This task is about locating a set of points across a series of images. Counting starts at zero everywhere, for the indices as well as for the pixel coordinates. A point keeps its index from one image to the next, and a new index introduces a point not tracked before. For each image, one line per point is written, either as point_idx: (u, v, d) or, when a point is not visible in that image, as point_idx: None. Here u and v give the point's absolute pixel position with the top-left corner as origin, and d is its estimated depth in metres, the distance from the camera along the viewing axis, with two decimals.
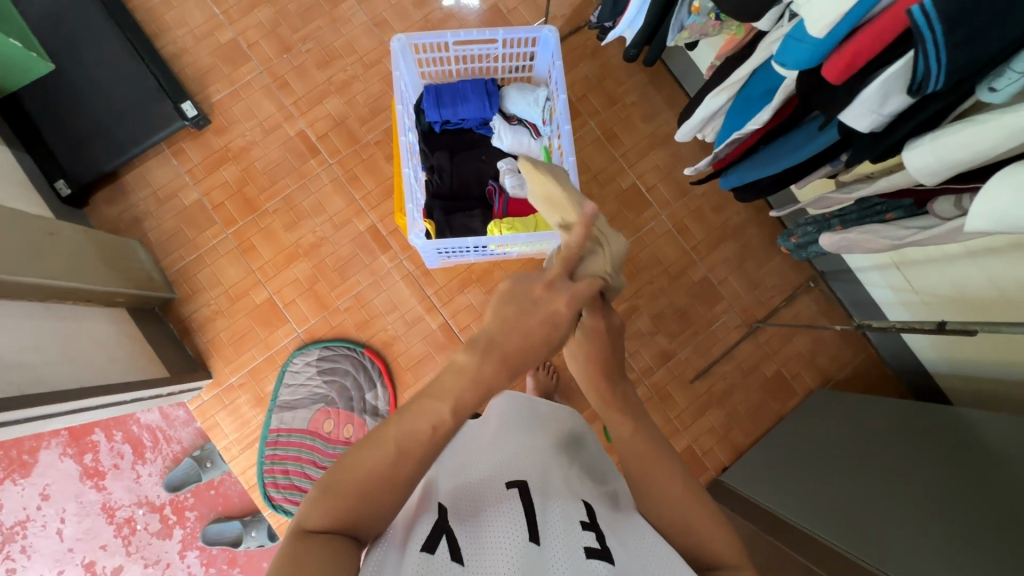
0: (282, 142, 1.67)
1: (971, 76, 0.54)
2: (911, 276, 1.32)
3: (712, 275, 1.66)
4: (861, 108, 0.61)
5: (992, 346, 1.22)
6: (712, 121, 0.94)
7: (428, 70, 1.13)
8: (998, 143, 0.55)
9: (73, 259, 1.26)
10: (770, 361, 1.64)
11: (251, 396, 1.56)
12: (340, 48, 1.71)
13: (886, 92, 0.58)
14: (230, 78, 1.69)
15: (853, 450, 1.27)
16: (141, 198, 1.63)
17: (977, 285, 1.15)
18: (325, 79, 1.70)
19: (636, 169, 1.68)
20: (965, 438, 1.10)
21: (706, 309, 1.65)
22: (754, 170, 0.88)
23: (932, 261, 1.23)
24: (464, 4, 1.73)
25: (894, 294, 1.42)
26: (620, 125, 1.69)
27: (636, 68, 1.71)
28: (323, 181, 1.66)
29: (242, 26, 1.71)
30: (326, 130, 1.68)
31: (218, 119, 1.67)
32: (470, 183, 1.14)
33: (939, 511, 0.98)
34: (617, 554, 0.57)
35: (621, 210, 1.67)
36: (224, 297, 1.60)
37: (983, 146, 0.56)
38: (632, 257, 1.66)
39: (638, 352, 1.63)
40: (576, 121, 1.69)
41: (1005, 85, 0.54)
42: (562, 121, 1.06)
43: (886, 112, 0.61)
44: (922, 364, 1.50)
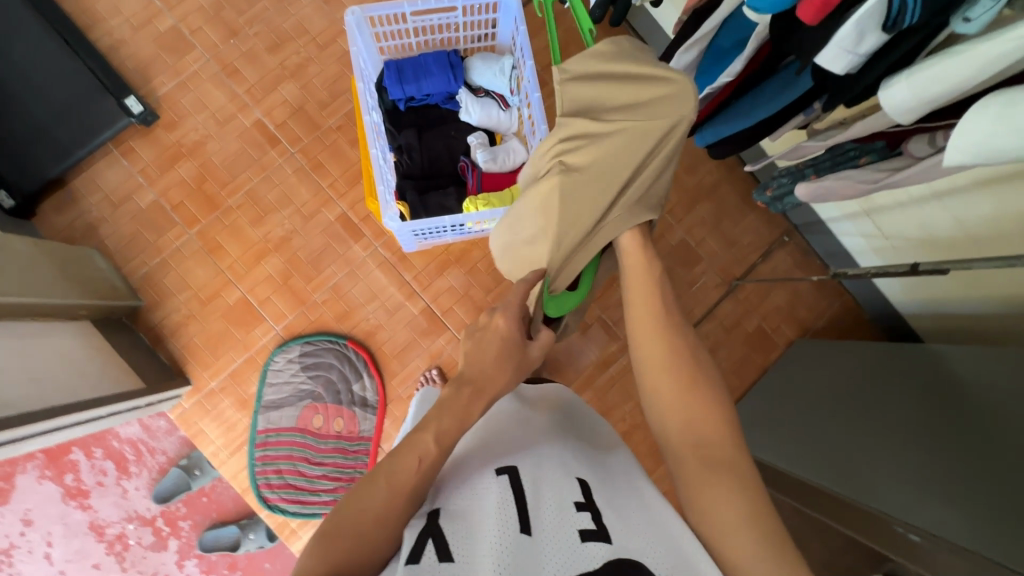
0: (238, 134, 1.60)
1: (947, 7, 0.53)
2: (881, 222, 1.35)
3: (689, 237, 1.67)
4: (836, 49, 0.60)
5: (959, 284, 1.26)
6: None
7: (386, 44, 1.09)
8: (974, 74, 0.55)
9: (25, 273, 1.19)
10: (750, 317, 1.67)
11: (234, 398, 1.52)
12: (290, 30, 1.63)
13: (862, 30, 0.57)
14: (175, 69, 1.60)
15: (834, 396, 1.31)
16: (93, 204, 1.54)
17: (945, 225, 1.18)
18: (278, 64, 1.62)
19: None
20: (942, 373, 1.12)
21: (685, 271, 1.67)
22: (728, 124, 0.87)
23: (901, 206, 1.25)
24: None
25: (865, 241, 1.46)
26: None
27: (599, 32, 1.67)
28: (287, 171, 1.60)
29: (182, 12, 1.61)
30: (284, 118, 1.61)
31: (167, 113, 1.58)
32: (442, 160, 1.10)
33: (927, 452, 1.01)
34: (613, 535, 0.56)
35: None
36: (194, 300, 1.54)
37: (960, 79, 0.56)
38: None
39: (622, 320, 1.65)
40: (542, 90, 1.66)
41: (980, 14, 0.53)
42: (530, 89, 1.02)
43: (861, 53, 0.60)
44: (894, 307, 1.55)
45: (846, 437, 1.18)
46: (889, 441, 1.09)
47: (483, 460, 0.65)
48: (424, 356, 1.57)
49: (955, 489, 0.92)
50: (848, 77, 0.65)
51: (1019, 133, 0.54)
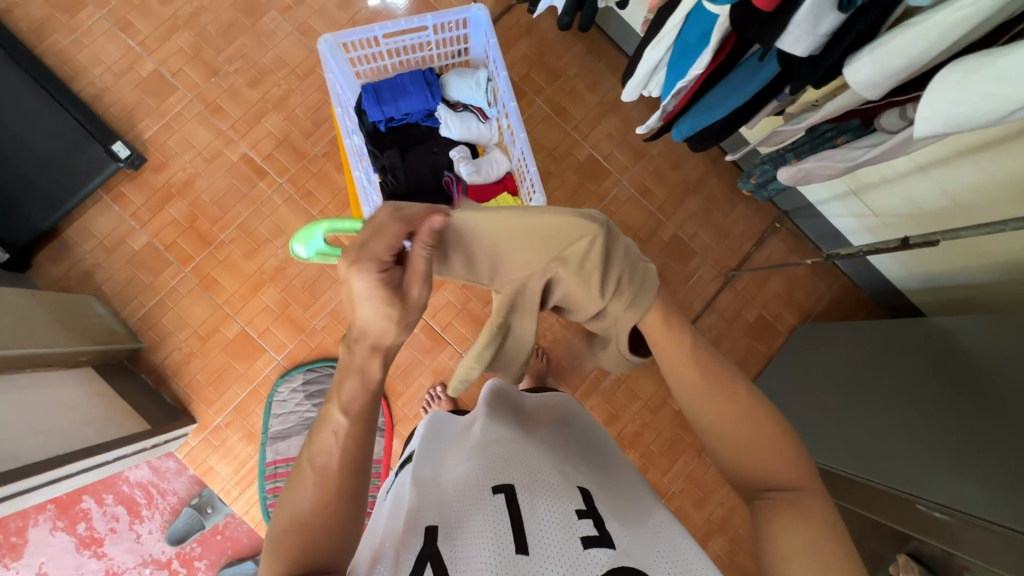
0: (226, 170, 1.61)
1: None
2: (870, 200, 1.35)
3: (681, 232, 1.68)
4: (797, 31, 0.62)
5: (955, 255, 1.26)
6: (655, 75, 0.94)
7: (361, 69, 1.10)
8: (933, 46, 0.56)
9: (24, 325, 1.19)
10: (750, 306, 1.67)
11: (241, 433, 1.52)
12: (269, 64, 1.65)
13: (818, 12, 0.59)
14: (159, 111, 1.62)
15: (839, 379, 1.31)
16: (88, 251, 1.55)
17: (932, 198, 1.18)
18: (259, 97, 1.64)
19: (590, 139, 1.68)
20: (946, 347, 1.11)
21: (681, 266, 1.67)
22: (703, 116, 0.88)
23: (887, 182, 1.25)
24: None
25: (857, 221, 1.45)
26: (568, 98, 1.68)
27: (574, 38, 1.70)
28: (276, 202, 1.61)
29: (162, 55, 1.64)
30: (270, 150, 1.63)
31: (154, 155, 1.60)
32: (426, 177, 1.10)
33: (938, 427, 1.00)
34: (615, 541, 0.57)
35: (583, 183, 1.67)
36: (194, 337, 1.54)
37: (922, 53, 0.58)
38: None
39: None
40: (522, 100, 1.68)
41: None
42: (507, 99, 1.04)
43: (821, 33, 0.61)
44: (893, 284, 1.55)
45: (855, 421, 1.18)
46: (896, 421, 1.08)
47: (478, 473, 0.65)
48: (428, 373, 1.57)
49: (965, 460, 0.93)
50: (811, 57, 0.66)
51: (979, 99, 0.55)
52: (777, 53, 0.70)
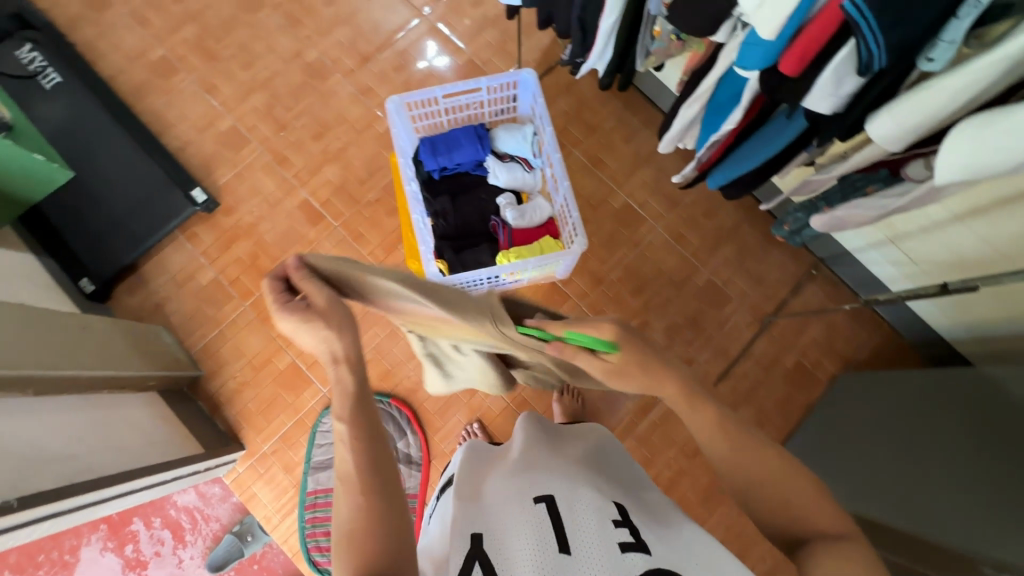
0: (288, 213, 1.76)
1: (907, 53, 0.60)
2: (907, 248, 1.36)
3: (716, 277, 1.71)
4: (821, 92, 0.68)
5: (1002, 303, 1.25)
6: (691, 129, 1.01)
7: (420, 124, 1.22)
8: (947, 104, 0.61)
9: (106, 349, 1.31)
10: (788, 352, 1.66)
11: (284, 462, 1.58)
12: (332, 120, 1.83)
13: (839, 76, 0.65)
14: (233, 161, 1.80)
15: (884, 427, 1.28)
16: (161, 284, 1.70)
17: (971, 247, 1.19)
18: (321, 149, 1.81)
19: (625, 188, 1.76)
20: (989, 394, 1.11)
21: (716, 311, 1.69)
22: (736, 166, 0.94)
23: (924, 230, 1.27)
24: (440, 64, 1.86)
25: (895, 268, 1.46)
26: (604, 150, 1.78)
27: (610, 96, 1.82)
28: (330, 243, 1.74)
29: (240, 113, 1.84)
30: (328, 196, 1.77)
31: (226, 200, 1.77)
32: (474, 220, 1.19)
33: (993, 476, 0.97)
34: (651, 546, 0.61)
35: (618, 228, 1.74)
36: (248, 367, 1.64)
37: (942, 108, 0.62)
38: (636, 272, 1.71)
39: None
40: (561, 151, 1.79)
41: (940, 54, 0.59)
42: (552, 150, 1.13)
43: (844, 93, 0.67)
44: (938, 333, 1.52)
45: (902, 469, 1.15)
46: (945, 470, 1.05)
47: (519, 489, 0.69)
48: (465, 410, 1.61)
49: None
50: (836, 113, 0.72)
51: (994, 150, 0.60)
52: (805, 111, 0.77)
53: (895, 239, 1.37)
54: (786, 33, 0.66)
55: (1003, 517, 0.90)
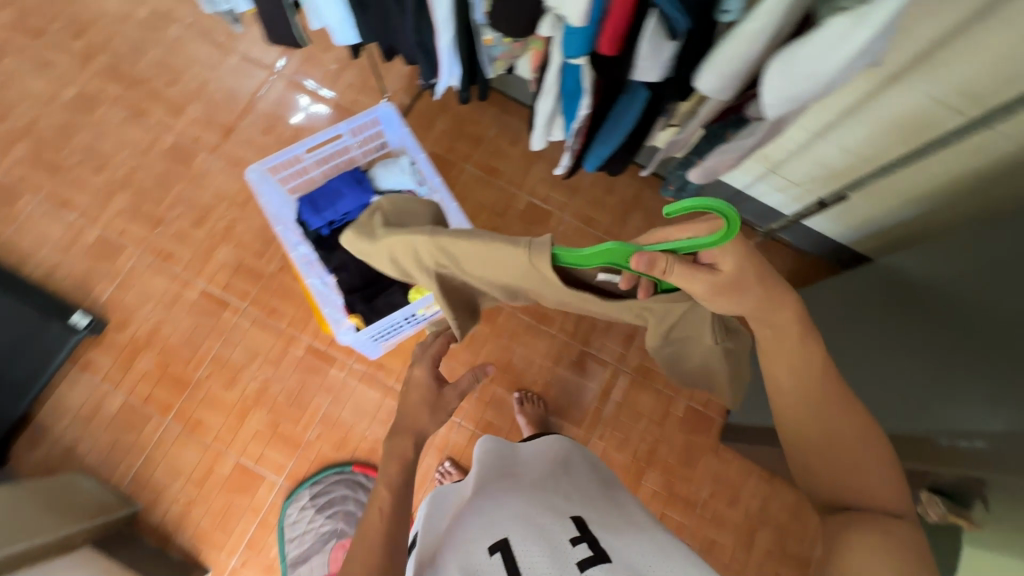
0: (189, 309, 1.64)
1: (705, 11, 0.64)
2: (787, 173, 1.46)
3: None
4: (645, 63, 0.71)
5: (877, 198, 1.39)
6: (555, 121, 0.99)
7: (292, 185, 1.18)
8: (753, 47, 0.66)
9: (12, 522, 1.16)
10: None
11: (259, 569, 1.46)
12: (210, 200, 1.72)
13: (656, 44, 0.68)
14: (112, 272, 1.65)
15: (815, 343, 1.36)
16: (65, 427, 1.53)
17: (837, 157, 1.31)
18: (206, 234, 1.70)
19: (525, 188, 1.78)
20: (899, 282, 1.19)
21: None
22: (605, 145, 0.96)
23: (795, 154, 1.37)
24: (313, 112, 1.80)
25: (783, 195, 1.56)
26: (495, 158, 1.80)
27: (485, 105, 1.83)
28: (244, 327, 1.63)
29: (105, 220, 1.69)
30: (228, 279, 1.67)
31: (115, 315, 1.62)
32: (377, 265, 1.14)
33: (919, 353, 1.04)
34: (608, 560, 0.64)
35: (529, 229, 1.75)
36: (189, 484, 1.51)
37: (749, 52, 0.66)
38: None
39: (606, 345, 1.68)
40: (454, 170, 1.78)
41: (733, 6, 0.63)
42: (430, 178, 1.18)
43: (666, 59, 0.71)
44: (836, 240, 1.65)
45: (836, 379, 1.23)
46: (871, 366, 1.13)
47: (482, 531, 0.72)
48: (433, 451, 1.57)
49: (951, 380, 0.96)
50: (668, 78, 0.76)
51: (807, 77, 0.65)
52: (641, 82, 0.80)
53: (775, 168, 1.46)
54: (596, 14, 0.67)
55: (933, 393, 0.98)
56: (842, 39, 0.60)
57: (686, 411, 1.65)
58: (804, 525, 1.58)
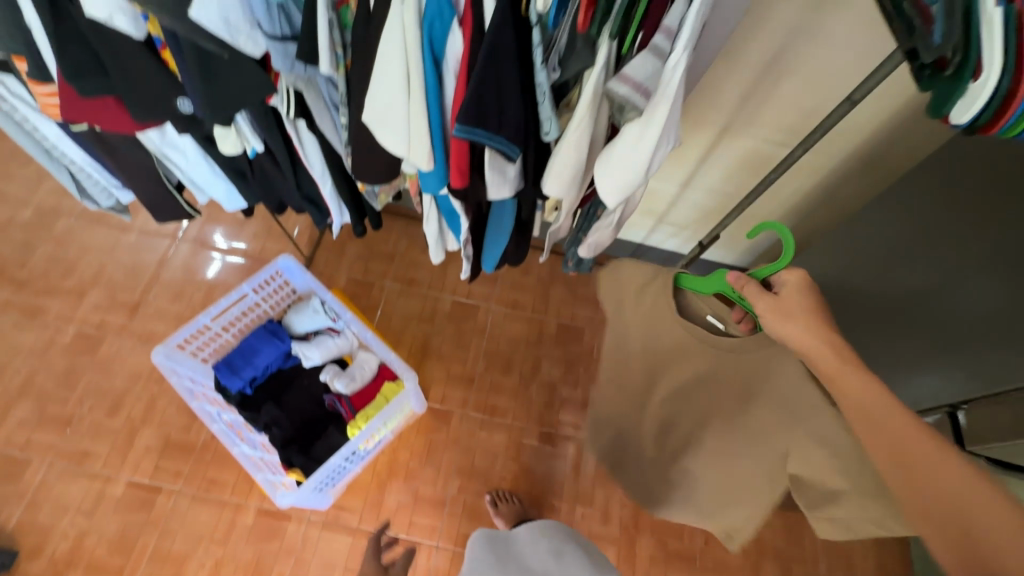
0: (115, 508, 1.50)
1: (529, 135, 0.71)
2: (673, 220, 1.66)
3: (563, 319, 1.83)
4: (494, 184, 0.77)
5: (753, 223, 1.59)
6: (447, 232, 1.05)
7: (204, 354, 1.24)
8: (579, 156, 0.73)
9: None
10: None
11: None
12: (123, 383, 1.63)
13: (498, 168, 0.74)
14: (19, 492, 1.50)
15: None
16: None
17: (705, 199, 1.53)
18: (124, 420, 1.59)
19: (447, 289, 1.84)
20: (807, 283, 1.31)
21: (579, 346, 1.80)
22: (494, 247, 1.01)
23: (674, 203, 1.58)
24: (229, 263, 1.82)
25: (677, 238, 1.74)
26: (411, 268, 1.86)
27: (391, 221, 1.91)
28: (182, 510, 1.50)
29: (4, 436, 1.55)
30: (156, 462, 1.55)
31: (28, 540, 1.45)
32: (309, 409, 1.21)
33: None
34: None
35: (460, 327, 1.79)
36: None
37: (579, 163, 0.74)
38: (496, 354, 1.77)
39: (563, 420, 1.70)
40: (374, 289, 1.82)
41: (550, 127, 0.71)
42: (343, 312, 1.23)
43: (513, 176, 0.77)
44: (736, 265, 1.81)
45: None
46: None
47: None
48: None
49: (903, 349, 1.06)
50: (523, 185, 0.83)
51: (628, 170, 0.72)
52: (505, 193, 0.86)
53: (663, 218, 1.66)
54: (438, 152, 0.74)
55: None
56: (642, 135, 0.69)
57: None
58: (801, 548, 1.57)
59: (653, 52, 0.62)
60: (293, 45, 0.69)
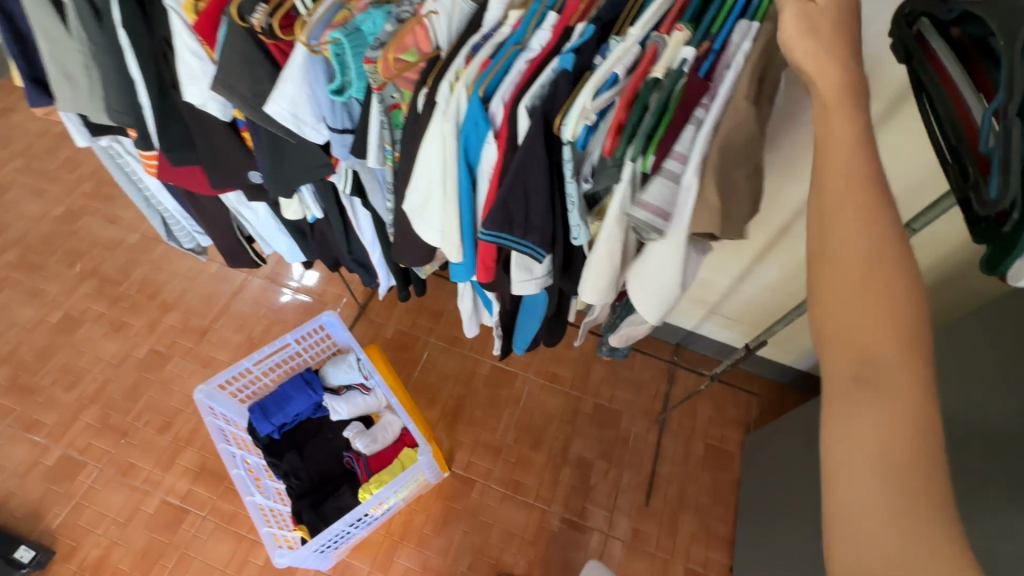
0: (144, 525, 1.57)
1: (557, 239, 0.74)
2: (726, 312, 1.59)
3: (601, 398, 1.77)
4: (521, 280, 0.80)
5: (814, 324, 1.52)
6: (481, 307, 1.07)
7: (240, 395, 1.32)
8: (608, 262, 0.75)
9: None
10: (695, 439, 1.70)
11: None
12: (178, 403, 1.75)
13: (525, 266, 0.78)
14: (68, 494, 1.61)
15: (797, 480, 1.32)
16: None
17: (761, 295, 1.47)
18: (171, 439, 1.69)
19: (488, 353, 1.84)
20: None
21: (615, 430, 1.72)
22: (524, 330, 1.02)
23: (728, 295, 1.52)
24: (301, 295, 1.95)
25: (730, 331, 1.66)
26: (456, 328, 1.89)
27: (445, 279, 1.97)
28: (202, 539, 1.55)
29: (69, 438, 1.69)
30: (189, 485, 1.62)
31: (65, 542, 1.55)
32: (327, 464, 1.26)
33: None
34: None
35: (495, 393, 1.77)
36: None
37: (608, 271, 0.75)
38: (528, 427, 1.72)
39: (589, 508, 1.61)
40: (418, 344, 1.86)
41: (579, 232, 0.74)
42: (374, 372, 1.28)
43: (540, 274, 0.79)
44: (796, 367, 1.69)
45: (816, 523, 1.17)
46: None
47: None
48: None
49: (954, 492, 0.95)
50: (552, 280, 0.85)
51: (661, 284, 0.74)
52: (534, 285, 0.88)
53: (715, 309, 1.60)
54: (470, 248, 0.79)
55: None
56: (666, 251, 0.70)
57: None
58: None
59: (665, 175, 0.64)
60: (347, 136, 0.84)
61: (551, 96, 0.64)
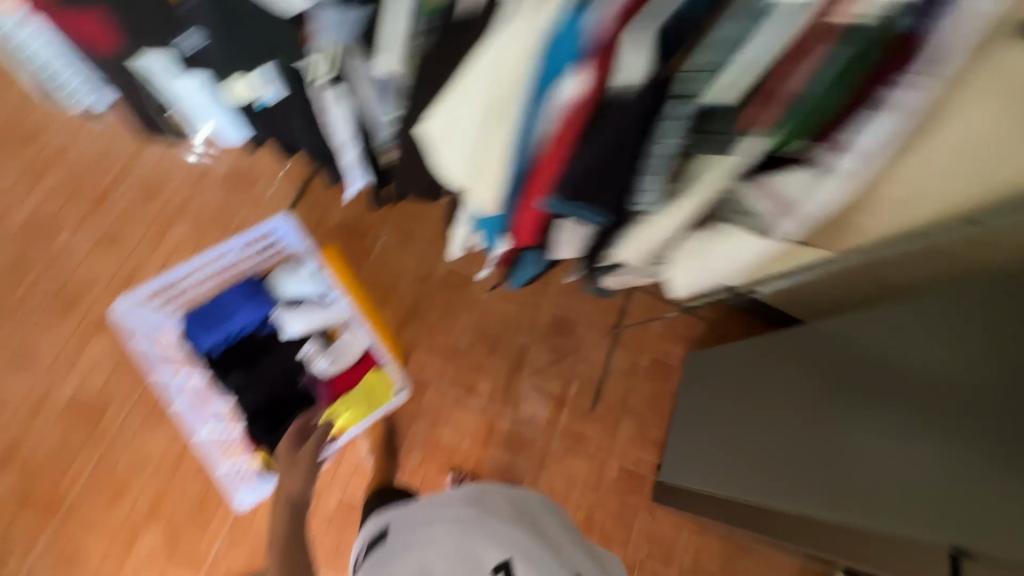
0: (59, 415, 1.44)
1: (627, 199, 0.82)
2: None
3: (560, 307, 1.75)
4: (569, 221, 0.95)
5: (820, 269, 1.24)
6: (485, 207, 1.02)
7: (170, 305, 1.53)
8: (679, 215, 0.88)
9: None
10: (642, 353, 1.75)
11: None
12: (78, 285, 1.52)
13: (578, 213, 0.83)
14: None
15: (727, 399, 1.38)
16: None
17: None
18: (77, 323, 1.50)
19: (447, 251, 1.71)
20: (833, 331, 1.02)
21: (571, 338, 1.73)
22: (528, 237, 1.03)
23: None
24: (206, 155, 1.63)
25: None
26: (412, 220, 1.71)
27: None
28: (128, 433, 1.45)
29: None
30: (106, 376, 1.48)
31: None
32: (279, 377, 1.47)
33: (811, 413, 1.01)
34: None
35: (452, 294, 1.69)
36: None
37: (663, 231, 0.92)
38: (483, 331, 1.69)
39: (535, 409, 1.67)
40: (368, 235, 1.68)
41: (650, 198, 0.82)
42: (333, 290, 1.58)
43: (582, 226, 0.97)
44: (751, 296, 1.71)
45: (733, 438, 1.27)
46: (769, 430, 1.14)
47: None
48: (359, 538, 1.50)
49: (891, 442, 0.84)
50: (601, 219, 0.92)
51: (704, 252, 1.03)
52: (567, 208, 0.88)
53: None
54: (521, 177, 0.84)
55: (788, 477, 1.01)
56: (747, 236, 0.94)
57: (618, 473, 1.66)
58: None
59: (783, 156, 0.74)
60: (333, 12, 0.81)
61: (686, 33, 0.65)
